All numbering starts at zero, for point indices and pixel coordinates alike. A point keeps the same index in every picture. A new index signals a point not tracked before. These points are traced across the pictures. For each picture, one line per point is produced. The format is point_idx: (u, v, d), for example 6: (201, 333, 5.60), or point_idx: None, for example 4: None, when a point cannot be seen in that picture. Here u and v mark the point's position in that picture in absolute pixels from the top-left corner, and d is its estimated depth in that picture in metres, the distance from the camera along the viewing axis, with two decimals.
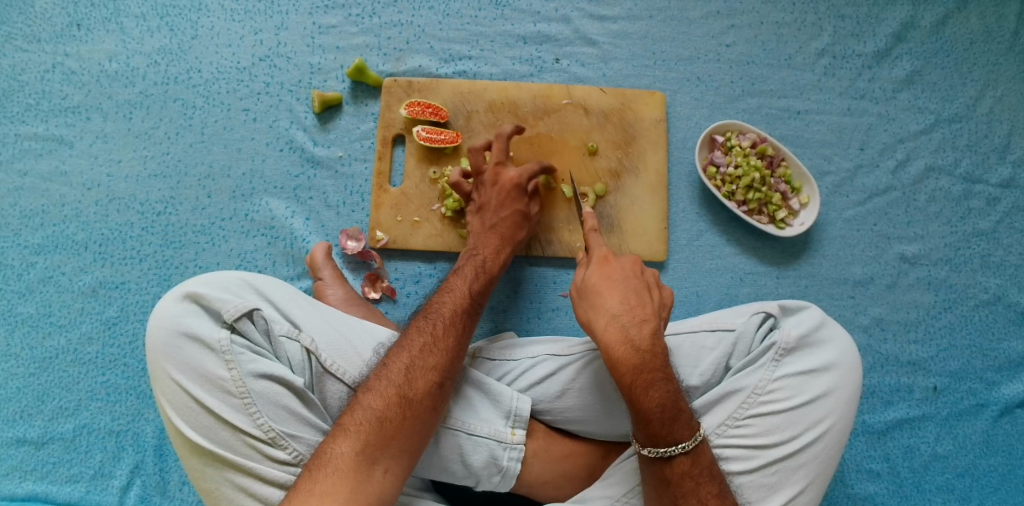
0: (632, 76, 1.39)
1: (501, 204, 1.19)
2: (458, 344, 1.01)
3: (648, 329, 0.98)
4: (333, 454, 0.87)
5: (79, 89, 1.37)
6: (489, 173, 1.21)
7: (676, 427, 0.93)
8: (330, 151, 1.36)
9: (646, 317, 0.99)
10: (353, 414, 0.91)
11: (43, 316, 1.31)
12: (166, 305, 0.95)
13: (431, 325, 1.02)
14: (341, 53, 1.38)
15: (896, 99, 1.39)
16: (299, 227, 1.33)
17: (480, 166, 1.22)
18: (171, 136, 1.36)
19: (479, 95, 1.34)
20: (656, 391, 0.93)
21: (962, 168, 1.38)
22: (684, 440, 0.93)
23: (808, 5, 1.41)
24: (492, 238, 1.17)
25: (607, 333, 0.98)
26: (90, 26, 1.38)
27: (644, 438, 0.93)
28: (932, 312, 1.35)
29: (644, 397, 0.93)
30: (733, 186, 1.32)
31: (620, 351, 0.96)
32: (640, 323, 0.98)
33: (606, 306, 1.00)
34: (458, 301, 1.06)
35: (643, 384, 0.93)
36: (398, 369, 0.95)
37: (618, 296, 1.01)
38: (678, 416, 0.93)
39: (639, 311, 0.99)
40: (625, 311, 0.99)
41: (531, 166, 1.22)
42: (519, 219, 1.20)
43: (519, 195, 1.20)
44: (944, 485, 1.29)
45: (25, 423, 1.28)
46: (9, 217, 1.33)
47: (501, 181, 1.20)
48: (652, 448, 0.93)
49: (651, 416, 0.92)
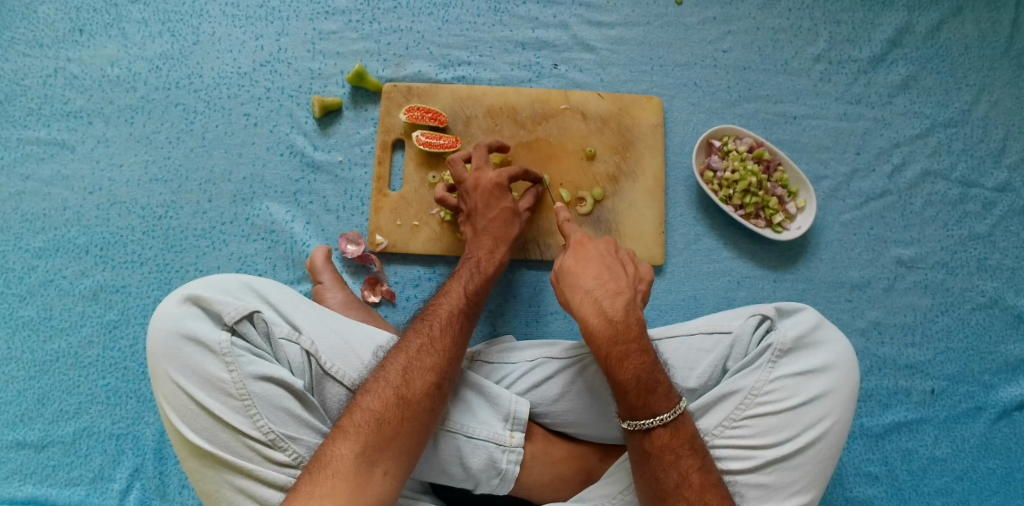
0: (630, 81, 1.40)
1: (487, 206, 1.20)
2: (456, 344, 1.02)
3: (621, 301, 1.01)
4: (333, 456, 0.88)
5: (81, 93, 1.38)
6: (470, 180, 1.20)
7: (654, 399, 0.94)
8: (330, 156, 1.37)
9: (619, 290, 1.03)
10: (352, 416, 0.92)
11: (43, 319, 1.32)
12: (166, 306, 0.96)
13: (428, 327, 1.02)
14: (341, 59, 1.39)
15: (892, 104, 1.41)
16: (299, 231, 1.34)
17: (460, 176, 1.21)
18: (172, 140, 1.37)
19: (478, 99, 1.35)
20: (632, 361, 0.96)
21: (958, 171, 1.39)
22: (663, 412, 0.93)
23: (803, 11, 1.42)
24: (486, 241, 1.18)
25: (582, 308, 1.02)
26: (92, 31, 1.40)
27: (624, 411, 0.95)
28: (928, 316, 1.35)
29: (620, 367, 0.96)
30: (730, 190, 1.33)
31: (595, 323, 0.99)
32: (613, 296, 1.01)
33: (580, 282, 1.04)
34: (454, 303, 1.07)
35: (619, 355, 0.96)
36: (396, 371, 0.96)
37: (591, 272, 1.04)
38: (656, 388, 0.95)
39: (612, 285, 1.03)
40: (598, 285, 1.03)
41: (512, 168, 1.22)
42: (511, 218, 1.20)
43: (504, 193, 1.20)
44: (943, 487, 1.29)
45: (26, 426, 1.28)
46: (10, 221, 1.34)
47: (482, 185, 1.20)
48: (631, 422, 0.95)
49: (627, 389, 0.94)
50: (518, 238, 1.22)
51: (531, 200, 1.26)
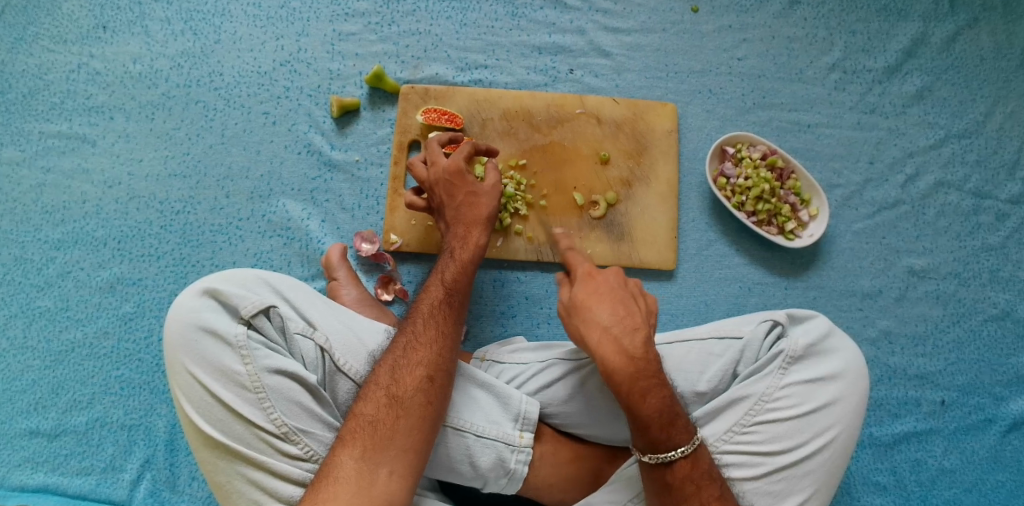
0: (645, 87, 1.41)
1: (452, 195, 1.16)
2: (440, 333, 1.01)
3: (640, 338, 0.96)
4: (335, 462, 0.89)
5: (103, 89, 1.40)
6: (428, 177, 1.18)
7: (674, 431, 0.94)
8: (347, 155, 1.38)
9: (637, 326, 0.97)
10: (349, 423, 0.93)
11: (60, 310, 1.33)
12: (184, 298, 0.97)
13: (413, 324, 1.03)
14: (359, 60, 1.41)
15: (906, 113, 1.41)
16: (314, 228, 1.36)
17: (421, 176, 1.19)
18: (192, 137, 1.39)
19: (494, 103, 1.37)
20: (654, 397, 0.93)
21: (972, 183, 1.39)
22: (682, 444, 0.93)
23: (819, 21, 1.43)
24: (459, 229, 1.14)
25: (600, 347, 0.95)
26: (116, 28, 1.42)
27: (644, 445, 0.94)
28: (939, 326, 1.35)
29: (642, 405, 0.93)
30: (743, 197, 1.34)
31: (617, 363, 0.94)
32: (632, 332, 0.96)
33: (596, 318, 0.97)
34: (435, 297, 1.06)
35: (642, 392, 0.93)
36: (385, 372, 0.97)
37: (607, 306, 0.98)
38: (676, 420, 0.94)
39: (629, 321, 0.97)
40: (615, 322, 0.96)
41: (465, 149, 1.18)
42: (478, 199, 1.15)
43: (466, 176, 1.16)
44: (951, 499, 1.29)
45: (39, 415, 1.30)
46: (30, 212, 1.36)
47: (440, 175, 1.16)
48: (652, 455, 0.94)
49: (650, 422, 0.93)
50: (493, 215, 1.17)
51: (495, 176, 1.19)
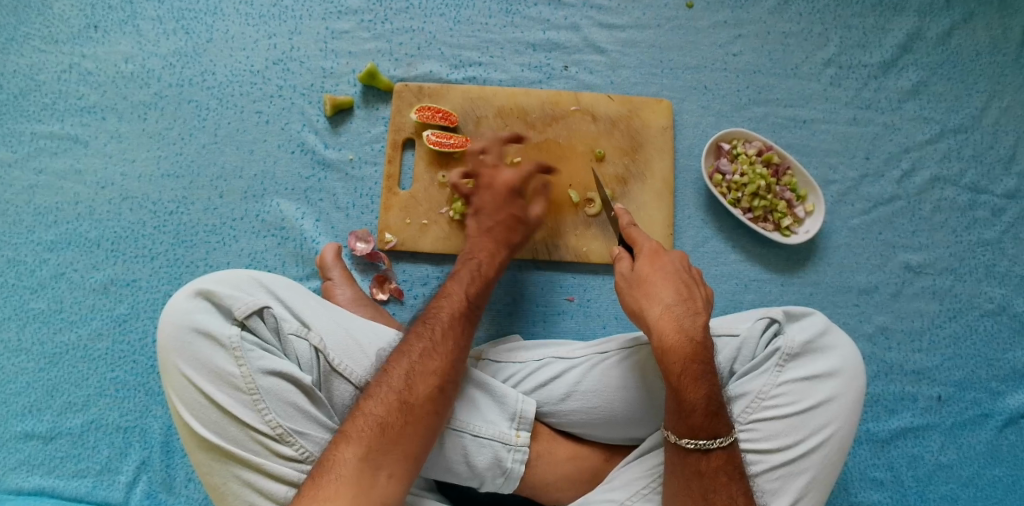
0: (640, 84, 1.40)
1: (496, 208, 1.23)
2: (457, 345, 1.02)
3: (699, 322, 0.99)
4: (337, 460, 0.88)
5: (95, 89, 1.39)
6: (486, 177, 1.25)
7: (718, 422, 0.94)
8: (341, 154, 1.38)
9: (697, 310, 1.00)
10: (355, 421, 0.92)
11: (54, 312, 1.33)
12: (177, 300, 0.97)
13: (430, 331, 1.02)
14: (353, 58, 1.40)
15: (901, 109, 1.41)
16: (308, 228, 1.35)
17: (478, 171, 1.26)
18: (184, 137, 1.38)
19: (488, 100, 1.36)
20: (704, 383, 0.94)
21: (967, 178, 1.39)
22: (722, 435, 0.94)
23: (815, 16, 1.42)
24: (486, 242, 1.20)
25: (660, 322, 0.98)
26: (107, 27, 1.41)
27: (683, 429, 0.94)
28: (936, 321, 1.35)
29: (693, 386, 0.94)
30: (739, 193, 1.33)
31: (674, 339, 0.96)
32: (692, 315, 0.99)
33: (659, 295, 1.00)
34: (455, 306, 1.07)
35: (694, 374, 0.94)
36: (398, 375, 0.96)
37: (671, 286, 1.01)
38: (720, 412, 0.94)
39: (691, 303, 1.00)
40: (678, 302, 0.99)
41: (528, 170, 1.27)
42: (517, 226, 1.22)
43: (515, 198, 1.24)
44: (948, 494, 1.29)
45: (34, 417, 1.29)
46: (23, 214, 1.35)
47: (496, 185, 1.24)
48: (691, 440, 0.93)
49: (695, 408, 0.93)
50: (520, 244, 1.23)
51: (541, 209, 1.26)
